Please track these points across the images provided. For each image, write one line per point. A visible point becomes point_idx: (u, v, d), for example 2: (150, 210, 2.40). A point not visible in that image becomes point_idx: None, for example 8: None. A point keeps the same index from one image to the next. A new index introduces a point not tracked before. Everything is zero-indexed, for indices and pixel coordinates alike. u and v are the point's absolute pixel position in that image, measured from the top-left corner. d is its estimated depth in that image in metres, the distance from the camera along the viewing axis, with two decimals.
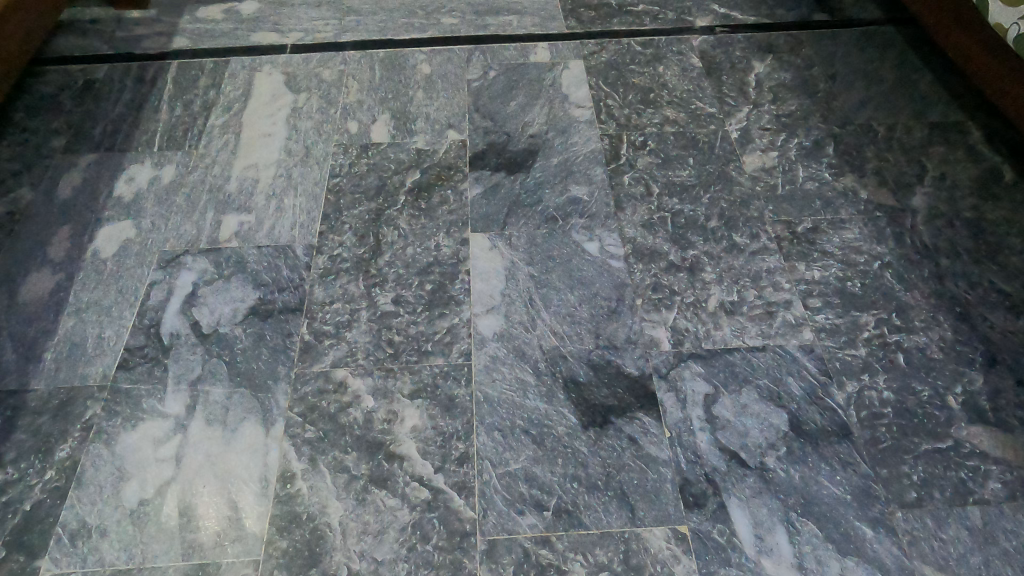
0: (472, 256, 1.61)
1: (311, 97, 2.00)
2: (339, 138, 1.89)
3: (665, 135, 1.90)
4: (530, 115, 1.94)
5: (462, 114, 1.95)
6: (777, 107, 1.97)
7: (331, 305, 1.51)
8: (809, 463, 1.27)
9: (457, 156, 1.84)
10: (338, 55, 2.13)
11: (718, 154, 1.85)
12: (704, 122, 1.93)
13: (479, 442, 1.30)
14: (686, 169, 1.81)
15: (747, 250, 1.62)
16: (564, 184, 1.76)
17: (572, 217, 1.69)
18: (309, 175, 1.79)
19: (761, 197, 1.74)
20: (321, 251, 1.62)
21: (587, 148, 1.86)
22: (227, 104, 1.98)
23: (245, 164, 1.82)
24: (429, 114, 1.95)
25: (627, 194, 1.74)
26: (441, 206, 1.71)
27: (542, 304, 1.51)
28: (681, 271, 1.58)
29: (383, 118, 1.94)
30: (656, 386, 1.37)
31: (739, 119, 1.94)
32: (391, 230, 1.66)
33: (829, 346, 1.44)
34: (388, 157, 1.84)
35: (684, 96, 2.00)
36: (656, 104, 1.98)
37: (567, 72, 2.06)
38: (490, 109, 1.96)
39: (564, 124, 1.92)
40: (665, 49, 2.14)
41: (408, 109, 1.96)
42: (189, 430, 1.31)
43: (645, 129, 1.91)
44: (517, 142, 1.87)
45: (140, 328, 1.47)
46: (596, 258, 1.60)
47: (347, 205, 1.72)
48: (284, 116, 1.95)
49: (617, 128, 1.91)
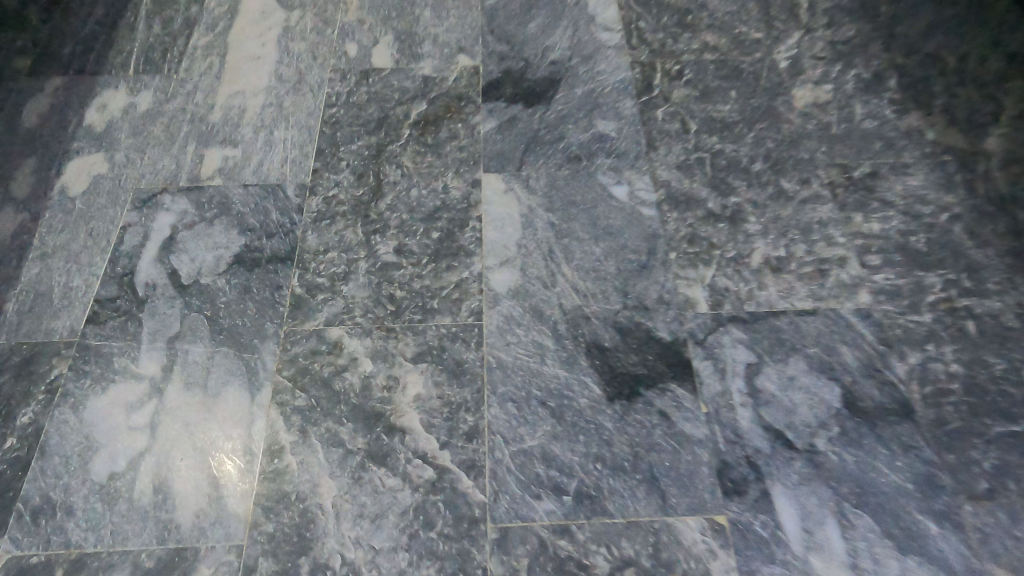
0: (485, 200, 1.42)
1: (305, 15, 1.78)
2: (336, 62, 1.68)
3: (705, 63, 1.67)
4: (552, 39, 1.72)
5: (475, 35, 1.73)
6: (832, 32, 1.73)
7: (325, 255, 1.34)
8: (866, 446, 1.12)
9: (469, 84, 1.63)
10: None
11: (765, 86, 1.63)
12: (749, 48, 1.70)
13: (491, 415, 1.15)
14: (727, 103, 1.60)
15: (796, 198, 1.43)
16: (590, 119, 1.56)
17: (598, 157, 1.50)
18: (302, 104, 1.59)
19: (813, 137, 1.53)
20: (315, 192, 1.44)
21: (616, 77, 1.64)
22: (212, 22, 1.77)
23: (232, 90, 1.62)
24: (438, 36, 1.73)
25: (661, 132, 1.54)
26: (450, 143, 1.52)
27: (563, 257, 1.34)
28: (722, 221, 1.39)
29: (386, 40, 1.73)
30: (691, 354, 1.22)
31: (788, 45, 1.71)
32: (393, 169, 1.48)
33: (889, 311, 1.27)
34: (391, 85, 1.63)
35: (726, 18, 1.77)
36: (694, 27, 1.75)
37: None
38: (507, 30, 1.74)
39: (590, 50, 1.70)
40: None
41: (413, 30, 1.74)
42: (166, 396, 1.17)
43: (682, 56, 1.69)
44: (536, 69, 1.66)
45: (112, 277, 1.31)
46: (625, 205, 1.42)
47: (344, 140, 1.53)
48: (275, 36, 1.74)
49: (650, 55, 1.69)
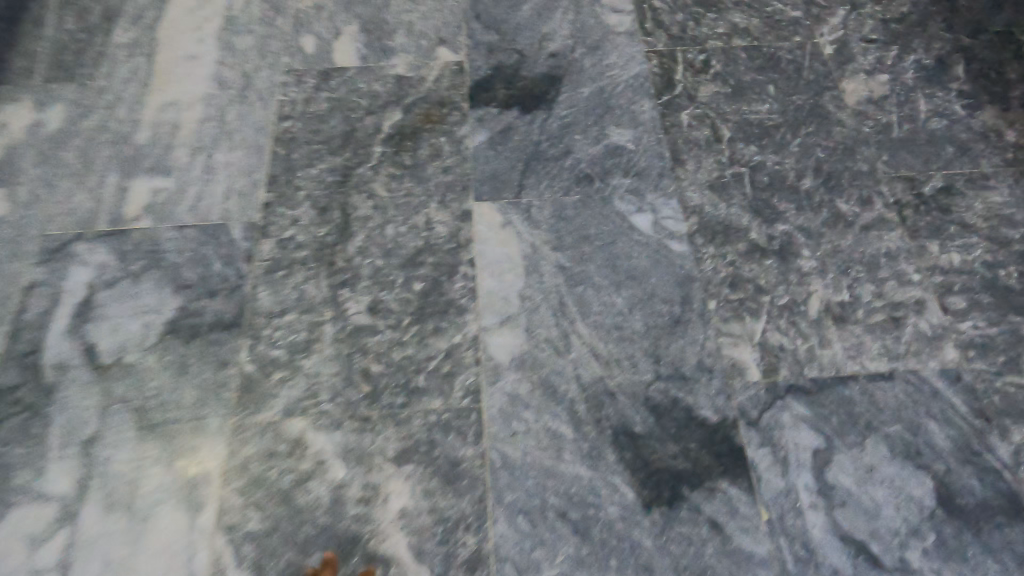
0: (478, 238, 1.16)
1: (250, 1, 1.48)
2: (290, 60, 1.38)
3: (734, 52, 1.39)
4: (550, 25, 1.43)
5: (457, 23, 1.44)
6: (883, 8, 1.46)
7: (282, 318, 1.08)
8: (968, 560, 0.90)
9: (452, 85, 1.34)
10: None
11: (809, 78, 1.35)
12: (785, 31, 1.43)
13: (499, 535, 0.91)
14: (765, 100, 1.32)
15: (857, 223, 1.17)
16: (601, 127, 1.29)
17: (613, 176, 1.23)
18: (248, 116, 1.30)
19: (871, 142, 1.27)
20: (267, 233, 1.17)
21: (629, 73, 1.36)
22: (137, 12, 1.46)
23: (162, 100, 1.32)
24: (413, 24, 1.43)
25: (688, 142, 1.27)
26: (431, 163, 1.24)
27: (578, 312, 1.08)
28: (769, 257, 1.14)
29: (349, 30, 1.43)
30: (745, 439, 0.98)
31: (832, 26, 1.43)
32: (364, 199, 1.20)
33: (982, 372, 1.03)
34: (358, 88, 1.34)
35: None
36: (719, 6, 1.46)
37: None
38: (495, 16, 1.45)
39: (596, 39, 1.41)
40: None
41: (382, 18, 1.44)
42: (82, 524, 0.92)
43: (706, 43, 1.41)
44: (533, 64, 1.37)
45: (14, 358, 1.04)
46: (650, 239, 1.16)
47: (302, 162, 1.25)
48: (214, 28, 1.44)
49: (668, 43, 1.41)
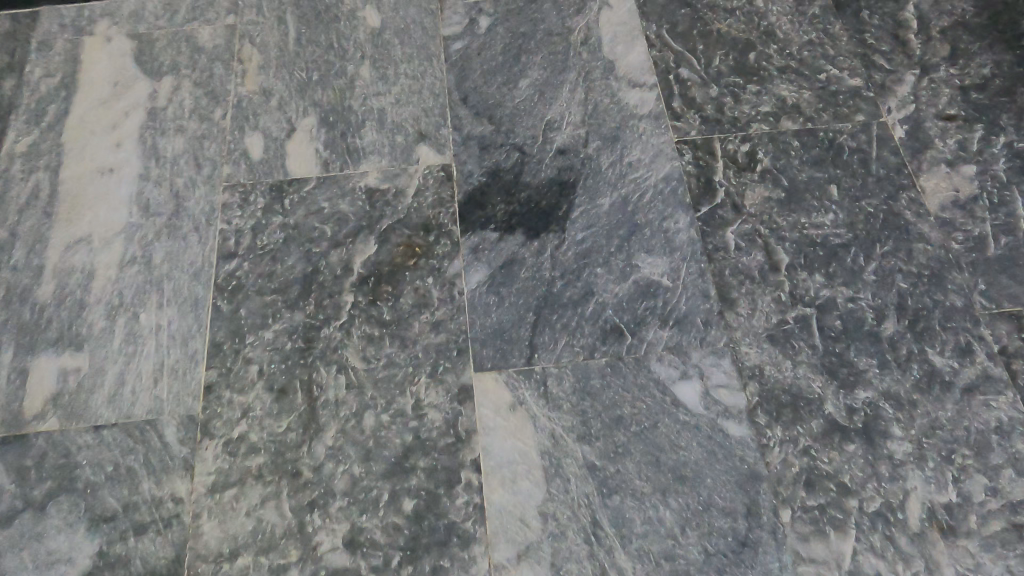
0: (482, 427, 0.91)
1: (181, 84, 1.18)
2: (231, 169, 1.10)
3: (785, 138, 1.13)
4: (555, 109, 1.16)
5: (440, 108, 1.16)
6: (960, 70, 1.19)
7: (236, 563, 0.84)
8: None
9: (438, 200, 1.07)
10: None
11: (880, 173, 1.09)
12: (844, 106, 1.16)
13: None
14: (828, 208, 1.07)
15: (958, 384, 0.93)
16: (628, 255, 1.03)
17: (647, 327, 0.97)
18: (181, 254, 1.03)
19: (964, 263, 1.02)
20: (211, 431, 0.91)
21: (657, 173, 1.10)
22: (36, 106, 1.16)
23: (70, 236, 1.04)
24: (385, 112, 1.15)
25: (737, 272, 1.01)
26: (417, 315, 0.98)
27: (616, 535, 0.85)
28: (851, 440, 0.90)
29: (305, 123, 1.14)
30: None
31: (901, 97, 1.17)
32: (333, 374, 0.94)
33: None
34: (319, 208, 1.06)
35: (804, 56, 1.21)
36: (760, 74, 1.19)
37: (607, 18, 1.25)
38: (487, 97, 1.17)
39: (614, 126, 1.14)
40: None
41: (346, 104, 1.16)
42: None
43: (749, 127, 1.14)
44: (538, 165, 1.10)
45: None
46: (700, 420, 0.91)
47: (252, 321, 0.98)
48: (135, 126, 1.14)
49: (702, 128, 1.14)
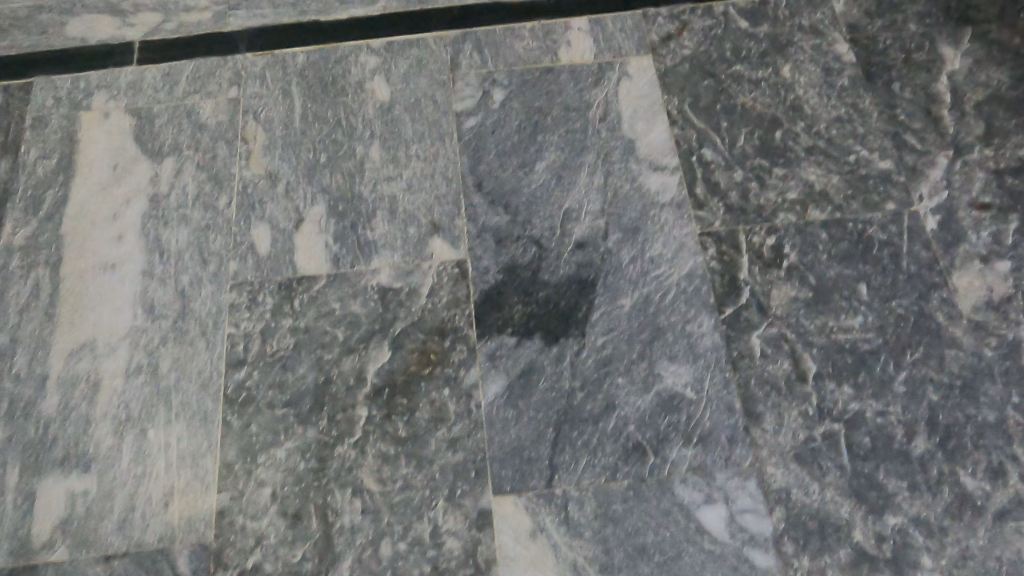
0: (502, 557, 0.89)
1: (183, 167, 1.14)
2: (238, 265, 1.06)
3: (812, 230, 1.09)
4: (574, 196, 1.11)
5: (454, 195, 1.11)
6: (994, 152, 1.15)
7: None
8: None
9: (453, 300, 1.04)
10: (228, 64, 1.23)
11: (910, 270, 1.06)
12: (874, 192, 1.12)
13: None
14: (856, 309, 1.03)
15: (989, 509, 0.91)
16: (650, 363, 0.99)
17: (670, 444, 0.95)
18: (188, 363, 0.99)
19: (998, 372, 0.99)
20: (225, 561, 0.89)
21: (680, 269, 1.06)
22: (34, 192, 1.12)
23: (73, 341, 1.01)
24: (396, 199, 1.11)
25: (763, 382, 0.98)
26: (433, 431, 0.95)
27: None
28: (880, 571, 0.88)
29: (314, 213, 1.10)
30: None
31: (933, 183, 1.12)
32: (348, 497, 0.92)
33: None
34: (330, 309, 1.03)
35: (832, 135, 1.17)
36: (786, 155, 1.15)
37: (626, 91, 1.20)
38: (502, 182, 1.13)
39: (634, 215, 1.10)
40: (785, 28, 1.26)
41: (356, 190, 1.12)
42: None
43: (775, 217, 1.10)
44: (556, 260, 1.06)
45: None
46: (725, 548, 0.89)
47: (264, 437, 0.95)
48: (137, 215, 1.10)
49: (726, 218, 1.10)
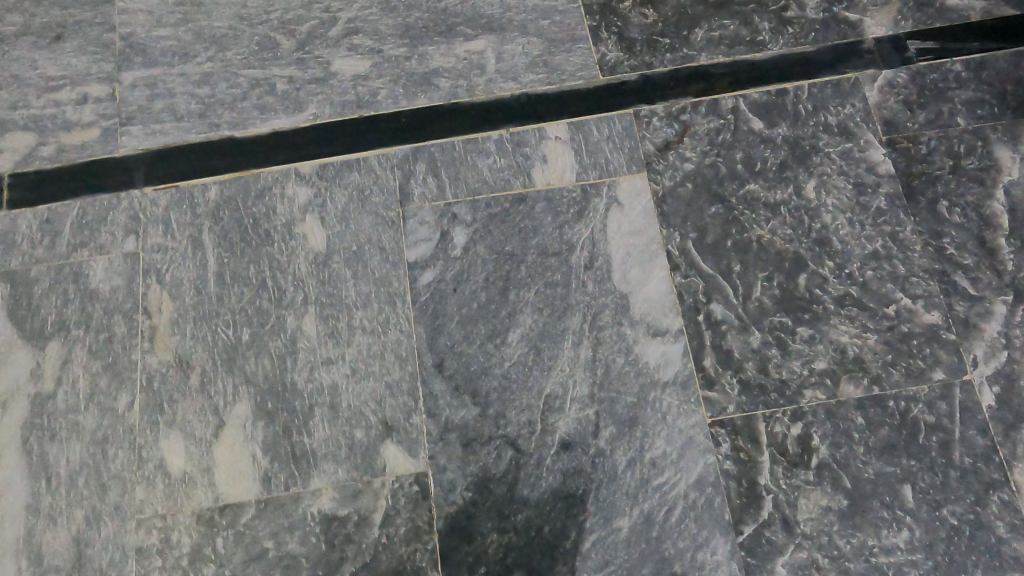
0: None
1: (71, 354, 0.92)
2: (146, 491, 0.86)
3: (846, 413, 0.90)
4: (556, 376, 0.91)
5: (410, 380, 0.91)
6: None
7: None
8: None
9: (414, 530, 0.85)
10: (122, 204, 0.99)
11: (964, 464, 0.88)
12: (919, 356, 0.92)
13: None
14: (902, 522, 0.85)
15: None
16: None
17: None
18: None
19: None
20: None
21: (688, 474, 0.87)
22: None
23: None
24: (339, 390, 0.90)
25: None
26: None
27: None
28: None
29: (237, 413, 0.89)
30: None
31: (989, 341, 0.93)
32: None
33: None
34: (263, 550, 0.84)
35: (867, 278, 0.96)
36: (813, 308, 0.95)
37: (615, 225, 0.98)
38: (468, 360, 0.92)
39: (631, 401, 0.90)
40: (808, 128, 1.04)
41: (289, 379, 0.91)
42: None
43: (801, 396, 0.90)
44: (536, 469, 0.87)
45: None
46: None
47: None
48: (17, 425, 0.89)
49: (742, 400, 0.90)
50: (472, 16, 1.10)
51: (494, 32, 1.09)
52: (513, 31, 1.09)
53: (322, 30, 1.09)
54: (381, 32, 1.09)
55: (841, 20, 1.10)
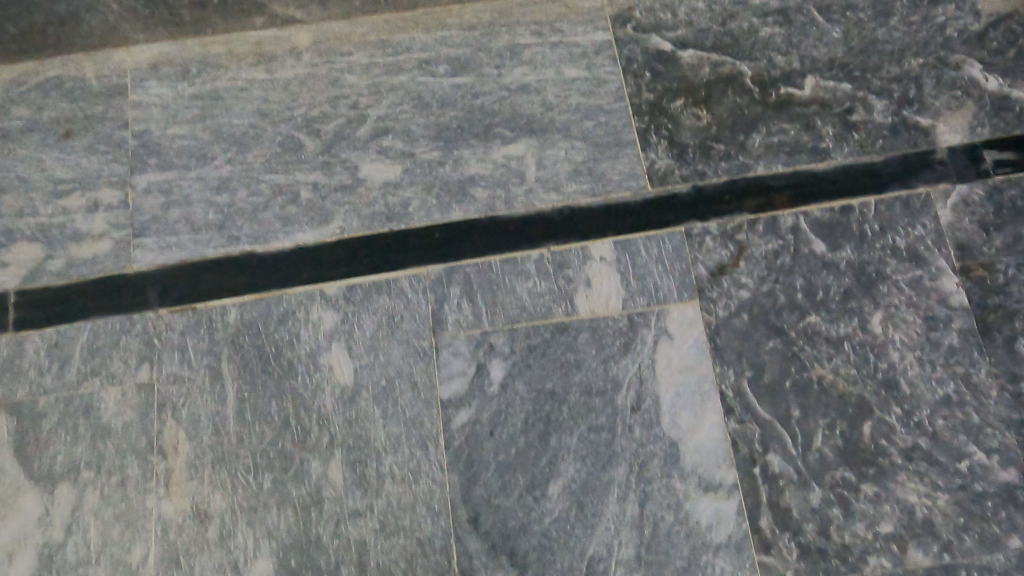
0: None
1: (83, 499, 0.86)
2: None
3: None
4: (600, 536, 0.85)
5: (444, 536, 0.85)
6: None
7: None
8: None
9: None
10: (136, 327, 0.92)
11: None
12: (995, 519, 0.85)
13: None
14: None
15: None
16: None
17: None
18: None
19: None
20: None
21: None
22: None
23: None
24: (367, 546, 0.84)
25: None
26: None
27: None
28: None
29: (258, 571, 0.84)
30: None
31: None
32: None
33: None
34: None
35: (938, 427, 0.89)
36: (878, 461, 0.87)
37: (665, 361, 0.91)
38: (506, 514, 0.86)
39: (680, 565, 0.84)
40: (874, 252, 0.96)
41: (314, 532, 0.85)
42: None
43: (864, 562, 0.84)
44: None
45: None
46: None
47: None
48: None
49: (801, 566, 0.84)
50: (510, 116, 1.02)
51: (534, 134, 1.01)
52: (555, 133, 1.01)
53: (348, 129, 1.01)
54: (412, 133, 1.01)
55: (911, 125, 1.01)
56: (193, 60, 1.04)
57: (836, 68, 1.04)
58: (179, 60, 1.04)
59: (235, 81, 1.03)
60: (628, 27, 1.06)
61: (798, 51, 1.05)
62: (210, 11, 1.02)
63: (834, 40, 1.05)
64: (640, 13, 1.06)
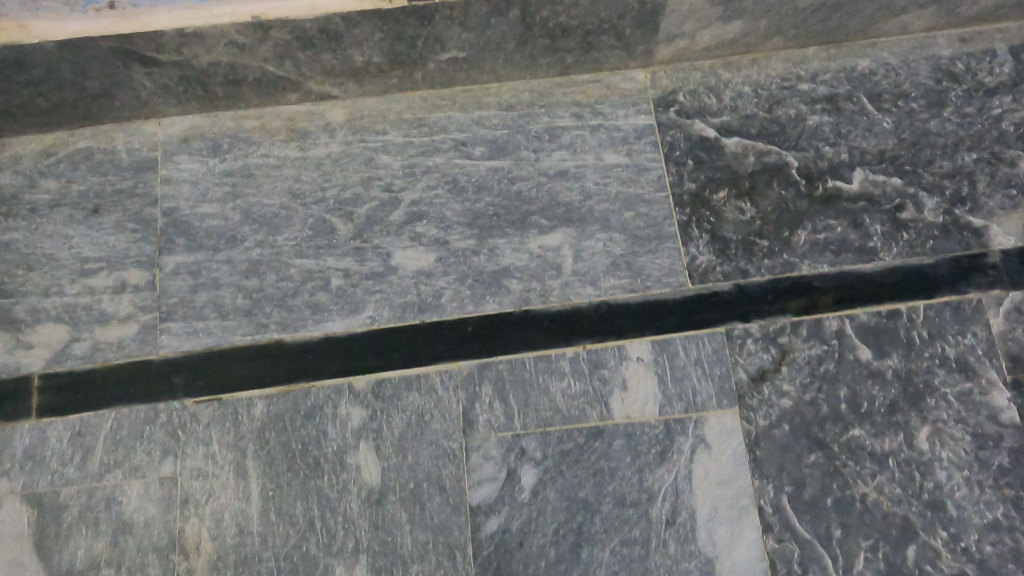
0: None
1: None
2: None
3: None
4: None
5: None
6: None
7: None
8: None
9: None
10: (160, 419, 0.90)
11: None
12: None
13: None
14: None
15: None
16: None
17: None
18: None
19: None
20: None
21: None
22: None
23: None
24: None
25: None
26: None
27: None
28: None
29: None
30: None
31: None
32: None
33: None
34: None
35: (984, 553, 0.86)
36: None
37: (703, 472, 0.88)
38: None
39: None
40: (922, 362, 0.92)
41: None
42: None
43: None
44: None
45: None
46: None
47: None
48: None
49: None
50: (547, 203, 0.99)
51: (571, 223, 0.98)
52: (593, 223, 0.98)
53: (381, 213, 0.98)
54: (446, 219, 0.98)
55: (964, 225, 0.98)
56: (225, 134, 1.01)
57: (886, 161, 1.00)
58: (210, 134, 1.01)
59: (267, 158, 1.00)
60: (671, 111, 1.02)
61: (847, 141, 1.01)
62: (245, 89, 0.98)
63: (885, 131, 1.02)
64: (684, 97, 1.03)
